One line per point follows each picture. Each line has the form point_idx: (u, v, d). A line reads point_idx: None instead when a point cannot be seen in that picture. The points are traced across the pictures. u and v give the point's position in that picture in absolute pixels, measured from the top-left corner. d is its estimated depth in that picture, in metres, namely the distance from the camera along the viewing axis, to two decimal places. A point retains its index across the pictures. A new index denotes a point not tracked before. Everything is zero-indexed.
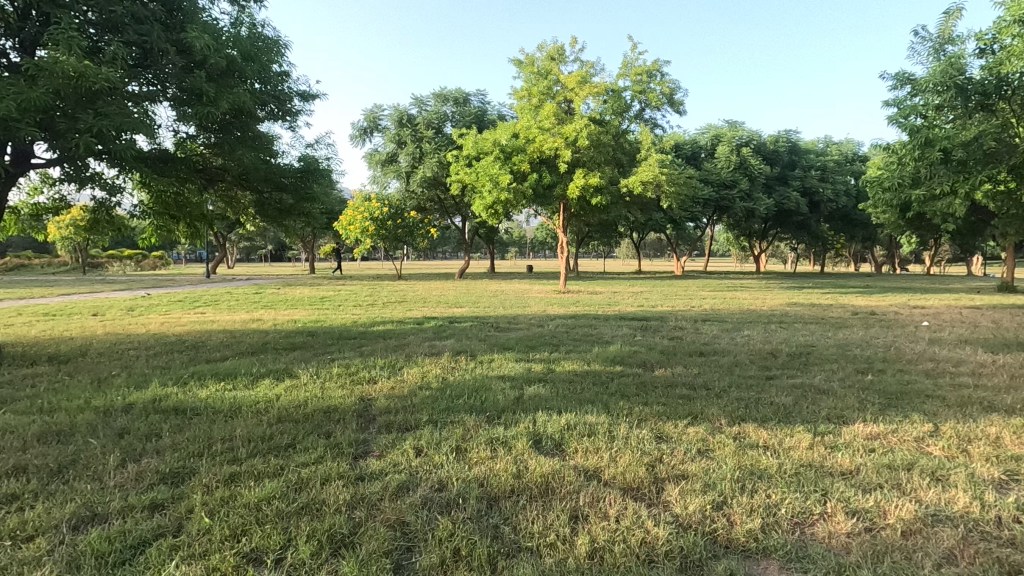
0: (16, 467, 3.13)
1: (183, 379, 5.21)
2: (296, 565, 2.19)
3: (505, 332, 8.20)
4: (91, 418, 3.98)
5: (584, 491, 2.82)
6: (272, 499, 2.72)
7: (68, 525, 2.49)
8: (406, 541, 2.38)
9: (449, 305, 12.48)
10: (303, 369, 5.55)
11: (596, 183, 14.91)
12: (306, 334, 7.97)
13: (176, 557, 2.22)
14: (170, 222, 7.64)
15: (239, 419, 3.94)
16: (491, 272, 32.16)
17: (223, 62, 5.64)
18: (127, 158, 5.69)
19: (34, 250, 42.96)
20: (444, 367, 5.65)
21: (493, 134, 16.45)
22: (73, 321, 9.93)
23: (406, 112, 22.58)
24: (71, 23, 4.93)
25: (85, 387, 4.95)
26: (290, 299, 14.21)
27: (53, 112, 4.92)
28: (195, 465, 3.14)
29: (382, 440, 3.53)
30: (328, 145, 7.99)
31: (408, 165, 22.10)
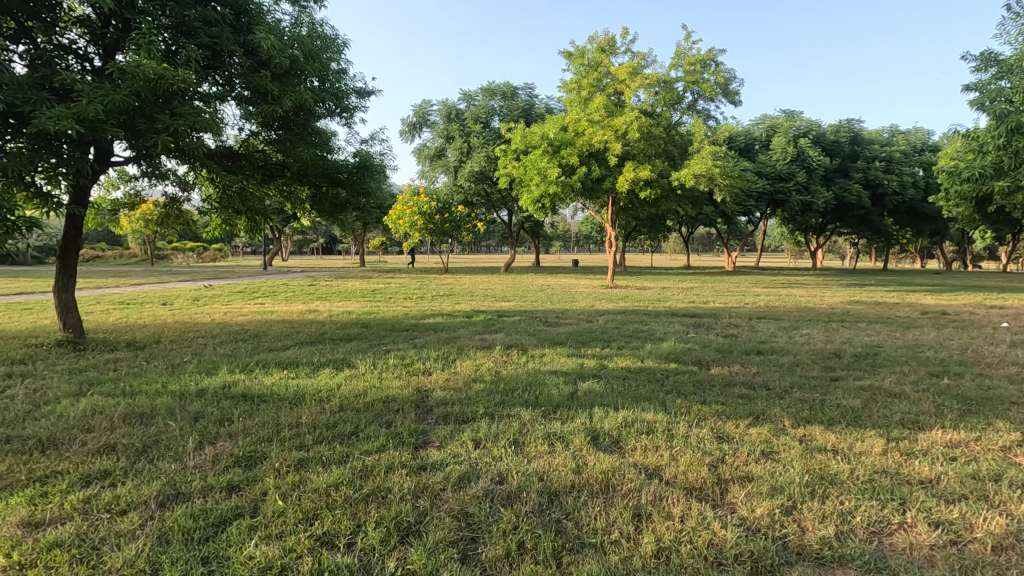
0: (106, 445, 3.36)
1: (249, 367, 5.46)
2: (367, 550, 2.27)
3: (554, 327, 8.16)
4: (169, 401, 4.22)
5: (646, 489, 2.78)
6: (340, 485, 2.81)
7: (156, 501, 2.65)
8: (470, 531, 2.41)
9: (497, 298, 12.55)
10: (360, 360, 5.71)
11: (646, 176, 14.64)
12: (361, 326, 8.20)
13: (254, 537, 2.33)
14: (234, 216, 7.98)
15: (303, 407, 4.09)
16: (536, 266, 32.15)
17: (287, 62, 5.84)
18: (198, 156, 5.99)
19: (109, 242, 46.05)
20: (496, 360, 5.69)
21: (542, 127, 16.37)
22: (146, 310, 10.57)
23: (455, 107, 22.86)
24: (150, 28, 5.19)
25: (161, 372, 5.25)
26: (342, 291, 14.61)
27: (134, 113, 5.22)
28: (266, 449, 3.28)
29: (441, 431, 3.59)
30: (383, 141, 8.14)
31: (456, 159, 22.30)
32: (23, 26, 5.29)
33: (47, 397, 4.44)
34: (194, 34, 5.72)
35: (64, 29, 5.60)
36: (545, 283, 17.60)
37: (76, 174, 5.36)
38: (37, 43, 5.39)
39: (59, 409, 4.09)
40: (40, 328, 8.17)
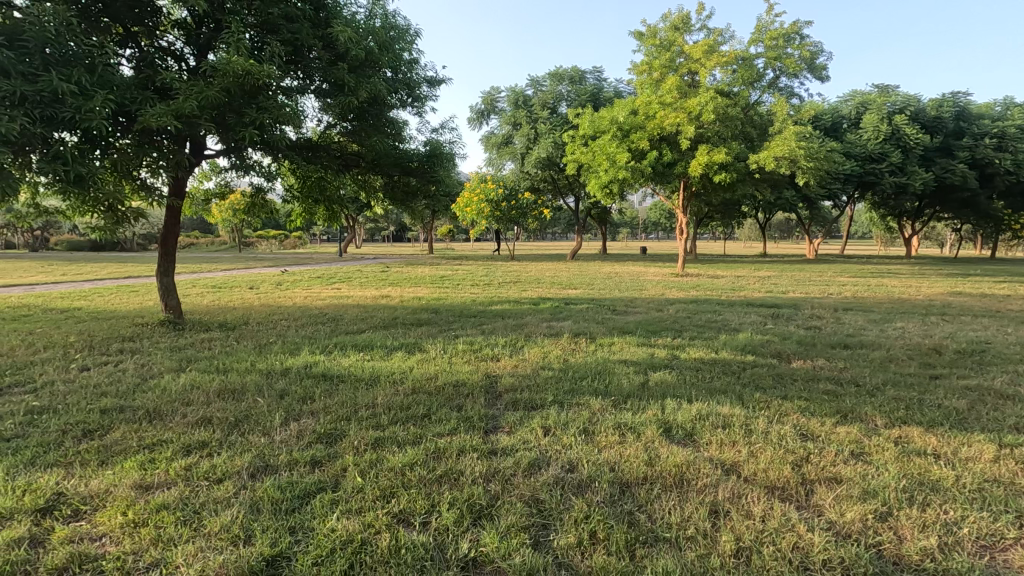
0: (203, 418, 3.64)
1: (328, 348, 5.73)
2: (441, 529, 2.32)
3: (623, 315, 7.99)
4: (257, 379, 4.52)
5: (723, 485, 2.67)
6: (414, 465, 2.89)
7: (248, 473, 2.84)
8: (541, 518, 2.41)
9: (563, 286, 12.48)
10: (431, 345, 5.84)
11: (721, 159, 13.98)
12: (431, 311, 8.40)
13: (337, 511, 2.44)
14: (313, 205, 8.37)
15: (378, 388, 4.25)
16: (603, 253, 31.65)
17: (363, 53, 6.01)
18: (280, 147, 6.32)
19: (202, 230, 49.75)
20: (564, 348, 5.65)
21: (611, 111, 15.97)
22: (235, 294, 11.36)
23: (522, 93, 22.77)
24: (238, 27, 5.48)
25: (250, 351, 5.63)
26: (413, 277, 15.01)
27: (225, 108, 5.57)
28: (345, 427, 3.43)
29: (510, 416, 3.62)
30: (452, 130, 8.24)
31: (523, 145, 22.21)
32: (128, 30, 5.73)
33: (153, 371, 4.88)
34: (277, 31, 6.00)
35: (162, 32, 6.02)
36: (611, 271, 17.30)
37: (175, 167, 5.79)
38: (140, 46, 5.83)
39: (163, 382, 4.48)
40: (146, 309, 8.98)
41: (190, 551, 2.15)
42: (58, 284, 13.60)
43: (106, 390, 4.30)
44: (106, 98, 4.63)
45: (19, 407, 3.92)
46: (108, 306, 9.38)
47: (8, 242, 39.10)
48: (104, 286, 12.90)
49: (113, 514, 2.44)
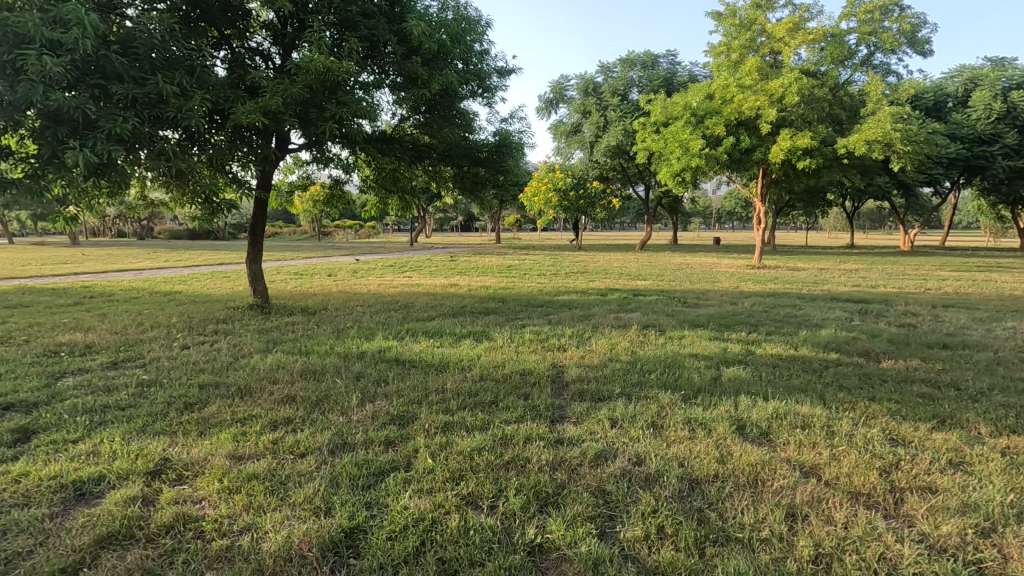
0: (288, 395, 3.90)
1: (400, 334, 5.96)
2: (508, 514, 2.37)
3: (694, 308, 7.73)
4: (336, 361, 4.77)
5: (801, 488, 2.55)
6: (482, 450, 2.96)
7: (328, 449, 3.02)
8: (608, 509, 2.40)
9: (632, 277, 12.23)
10: (498, 333, 5.92)
11: (806, 145, 13.14)
12: (498, 300, 8.50)
13: (408, 490, 2.55)
14: (386, 195, 8.68)
15: (448, 373, 4.38)
16: (673, 243, 30.67)
17: (436, 46, 6.13)
18: (357, 140, 6.58)
19: (284, 220, 52.76)
20: (632, 340, 5.55)
21: (684, 96, 15.38)
22: (315, 281, 12.00)
23: (592, 80, 22.33)
24: (320, 25, 5.74)
25: (329, 335, 5.95)
26: (480, 267, 15.24)
27: (307, 104, 5.86)
28: (416, 411, 3.56)
29: (577, 407, 3.62)
30: (521, 119, 8.25)
31: (593, 134, 21.82)
32: (223, 33, 6.15)
33: (244, 351, 5.29)
34: (355, 28, 6.24)
35: (252, 33, 6.41)
36: (682, 262, 16.77)
37: (262, 161, 6.18)
38: (232, 48, 6.23)
39: (252, 362, 4.83)
40: (237, 294, 9.68)
41: (277, 518, 2.32)
42: (162, 270, 14.91)
43: (204, 367, 4.70)
44: (203, 98, 5.00)
45: (132, 380, 4.36)
46: (204, 290, 10.20)
47: (121, 232, 43.29)
48: (201, 272, 14.02)
49: (210, 480, 2.67)
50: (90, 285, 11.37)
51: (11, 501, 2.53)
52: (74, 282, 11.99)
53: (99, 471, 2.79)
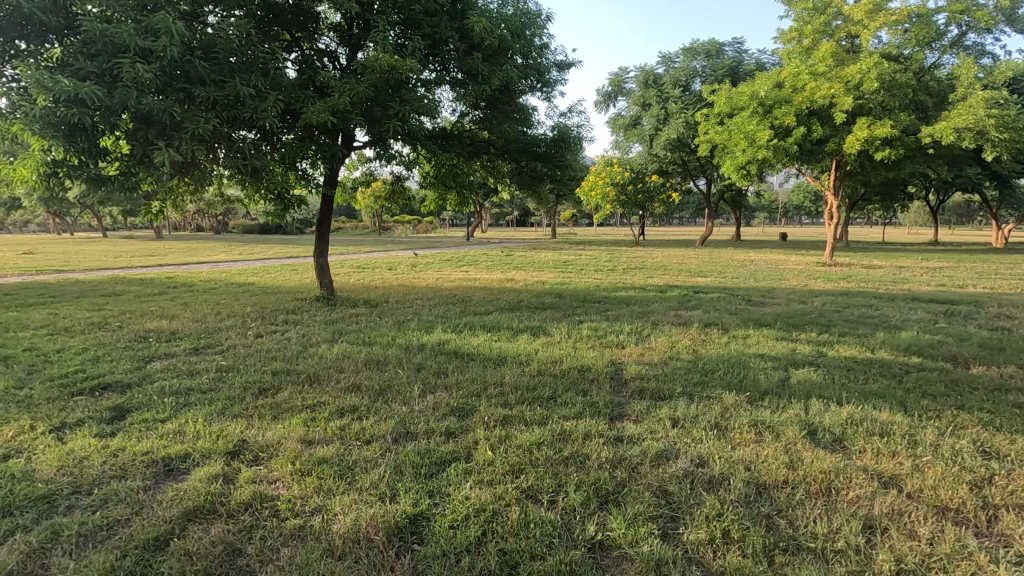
0: (354, 384, 4.07)
1: (459, 327, 6.07)
2: (568, 509, 2.37)
3: (759, 306, 7.43)
4: (398, 353, 4.92)
5: (879, 499, 2.40)
6: (541, 445, 2.97)
7: (391, 436, 3.12)
8: (670, 510, 2.35)
9: (692, 273, 11.88)
10: (555, 328, 5.91)
11: (885, 134, 12.31)
12: (554, 295, 8.49)
13: (469, 480, 2.59)
14: (445, 191, 8.85)
15: (506, 367, 4.43)
16: (736, 239, 29.52)
17: (496, 42, 6.18)
18: (419, 137, 6.72)
19: (346, 215, 54.68)
20: (693, 339, 5.39)
21: (751, 85, 14.73)
22: (376, 274, 12.39)
23: (653, 72, 21.68)
24: (385, 25, 5.90)
25: (391, 327, 6.14)
26: (536, 262, 15.25)
27: (372, 102, 6.04)
28: (475, 403, 3.62)
29: (637, 405, 3.56)
30: (580, 113, 8.18)
31: (653, 127, 21.23)
32: (294, 36, 6.43)
33: (312, 340, 5.54)
34: (418, 26, 6.36)
35: (320, 35, 6.66)
36: (746, 259, 16.13)
37: (329, 158, 6.43)
38: (303, 49, 6.50)
39: (320, 351, 5.05)
40: (305, 286, 10.14)
41: (346, 502, 2.42)
42: (236, 263, 15.80)
43: (276, 355, 4.96)
44: (277, 99, 5.25)
45: (212, 365, 4.66)
46: (275, 282, 10.75)
47: (199, 226, 46.31)
48: (271, 265, 14.76)
49: (284, 462, 2.82)
50: (174, 276, 12.22)
51: (111, 472, 2.77)
52: (160, 273, 12.94)
53: (185, 449, 3.00)
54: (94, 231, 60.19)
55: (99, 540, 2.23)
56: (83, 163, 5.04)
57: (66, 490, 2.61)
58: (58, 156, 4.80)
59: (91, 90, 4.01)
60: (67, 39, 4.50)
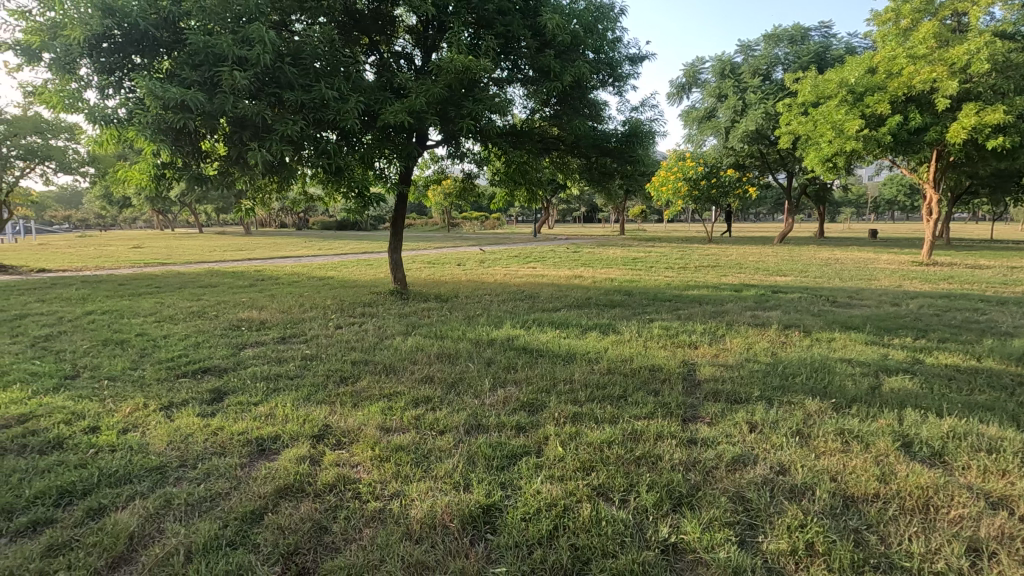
0: (427, 375, 4.20)
1: (527, 323, 6.11)
2: (640, 509, 2.35)
3: (846, 308, 6.98)
4: (468, 347, 5.03)
5: (986, 520, 2.21)
6: (612, 443, 2.96)
7: (464, 428, 3.21)
8: (748, 517, 2.27)
9: (771, 272, 11.31)
10: (625, 327, 5.83)
11: (996, 120, 11.17)
12: (623, 293, 8.36)
13: (541, 475, 2.62)
14: (514, 187, 8.91)
15: (575, 364, 4.42)
16: (819, 236, 27.72)
17: (569, 38, 6.16)
18: (490, 134, 6.82)
19: (417, 211, 56.28)
20: (772, 341, 5.15)
21: (840, 71, 13.78)
22: (446, 269, 12.70)
23: (730, 61, 20.73)
24: (459, 25, 6.02)
25: (461, 321, 6.29)
26: (605, 259, 15.05)
27: (446, 103, 6.19)
28: (545, 399, 3.64)
29: (711, 408, 3.45)
30: (653, 106, 8.00)
31: (729, 119, 20.17)
32: (373, 39, 6.70)
33: (387, 332, 5.77)
34: (491, 25, 6.44)
35: (397, 37, 6.90)
36: (830, 257, 15.15)
37: (404, 157, 6.65)
38: (380, 53, 6.76)
39: (395, 343, 5.24)
40: (379, 280, 10.57)
41: (422, 489, 2.52)
42: (315, 258, 16.67)
43: (354, 345, 5.21)
44: (358, 100, 5.49)
45: (297, 353, 4.97)
46: (351, 276, 11.24)
47: (284, 223, 49.40)
48: (348, 260, 15.43)
49: (364, 447, 2.97)
50: (261, 269, 13.08)
51: (212, 449, 3.03)
52: (249, 267, 13.88)
53: (276, 431, 3.23)
54: (191, 227, 65.44)
55: (203, 510, 2.45)
56: (187, 164, 5.51)
57: (174, 463, 2.88)
58: (167, 158, 5.27)
59: (195, 97, 4.37)
60: (175, 51, 4.94)
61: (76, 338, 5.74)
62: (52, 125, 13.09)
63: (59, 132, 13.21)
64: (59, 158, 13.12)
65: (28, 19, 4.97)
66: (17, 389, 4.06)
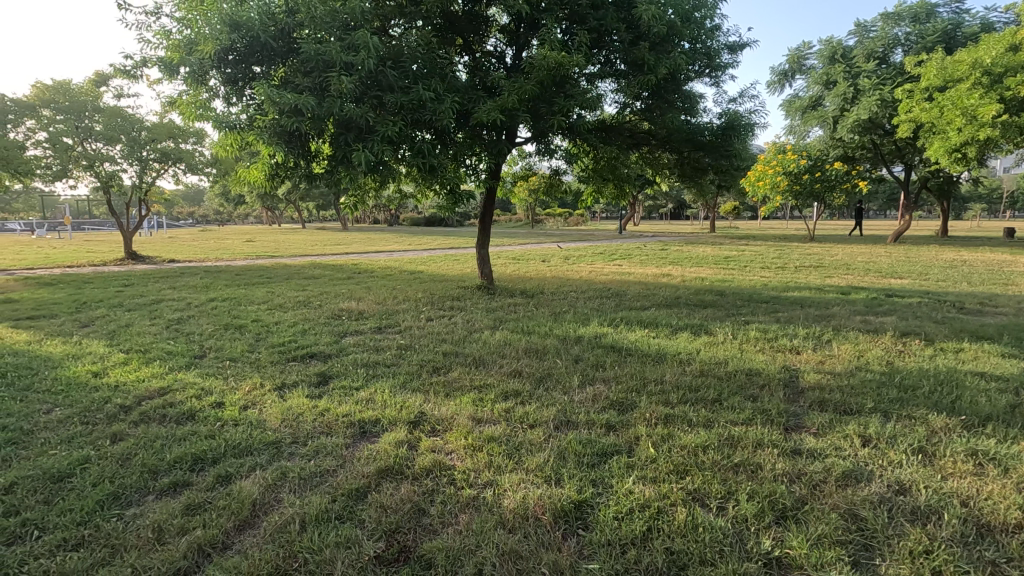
0: (515, 369, 4.27)
1: (615, 321, 6.04)
2: (740, 519, 2.24)
3: (977, 316, 6.24)
4: (556, 343, 5.04)
5: None
6: (707, 448, 2.85)
7: (553, 424, 3.23)
8: (863, 538, 2.11)
9: (884, 274, 10.35)
10: (718, 328, 5.59)
11: None
12: (716, 293, 8.00)
13: (632, 475, 2.58)
14: (602, 183, 8.80)
15: (666, 365, 4.31)
16: (942, 234, 24.93)
17: (665, 28, 5.97)
18: (580, 130, 6.78)
19: (502, 207, 57.18)
20: (887, 349, 4.72)
21: (974, 50, 12.41)
22: (531, 266, 12.79)
23: (841, 44, 18.90)
24: (552, 22, 6.02)
25: (548, 317, 6.31)
26: (694, 257, 14.48)
27: (538, 100, 6.22)
28: (635, 399, 3.58)
29: (817, 417, 3.23)
30: (753, 97, 7.58)
31: (837, 108, 18.28)
32: (467, 41, 6.87)
33: (476, 326, 5.94)
34: (583, 20, 6.39)
35: (489, 36, 7.03)
36: (955, 258, 13.60)
37: (494, 154, 6.78)
38: (473, 53, 6.93)
39: (484, 337, 5.37)
40: (467, 275, 10.83)
41: (514, 480, 2.58)
42: (406, 253, 17.34)
43: (446, 338, 5.39)
44: (453, 100, 5.64)
45: (393, 343, 5.24)
46: (440, 271, 11.63)
47: (376, 219, 52.11)
48: (436, 255, 15.94)
49: (458, 436, 3.08)
50: (357, 263, 13.85)
51: (320, 429, 3.26)
52: (346, 260, 14.71)
53: (376, 415, 3.43)
54: (295, 222, 70.83)
55: (315, 484, 2.65)
56: (298, 164, 5.95)
57: (287, 439, 3.13)
58: (281, 159, 5.73)
59: (307, 102, 4.71)
60: (289, 60, 5.35)
61: (202, 322, 6.39)
62: (182, 130, 14.59)
63: (188, 137, 14.70)
64: (188, 160, 14.63)
65: (169, 37, 5.58)
66: (156, 365, 4.58)
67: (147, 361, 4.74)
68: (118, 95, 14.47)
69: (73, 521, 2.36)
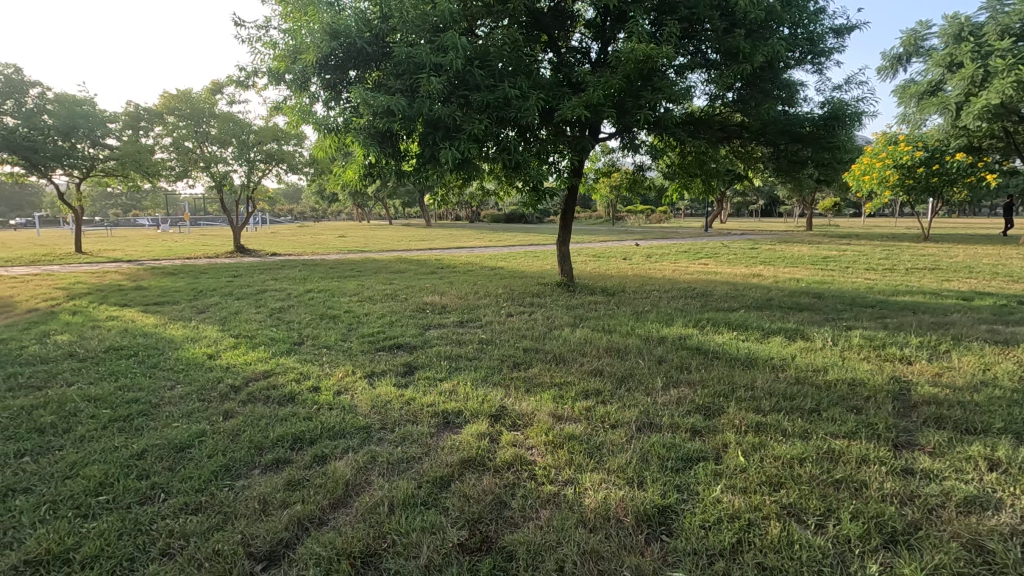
0: (596, 368, 4.23)
1: (701, 322, 5.80)
2: (842, 539, 2.09)
3: None
4: (638, 343, 4.92)
5: None
6: (804, 461, 2.67)
7: (635, 425, 3.16)
8: (990, 572, 1.89)
9: (1019, 279, 9.15)
10: (816, 333, 5.21)
11: None
12: (814, 295, 7.47)
13: (720, 483, 2.47)
14: (690, 179, 8.46)
15: (757, 370, 4.08)
16: None
17: (763, 14, 5.63)
18: (667, 125, 6.57)
19: (582, 203, 56.63)
20: (1020, 363, 4.18)
21: None
22: (612, 263, 12.55)
23: (970, 21, 16.91)
24: (640, 13, 5.86)
25: (629, 316, 6.18)
26: (788, 257, 13.62)
27: (624, 94, 6.09)
28: (723, 404, 3.43)
29: (933, 435, 2.93)
30: (862, 84, 6.97)
31: (962, 93, 16.31)
32: (552, 36, 6.86)
33: (556, 323, 5.93)
34: (673, 10, 6.17)
35: (574, 32, 6.97)
36: None
37: (578, 150, 6.71)
38: (558, 50, 6.91)
39: (564, 334, 5.34)
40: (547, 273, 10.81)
41: (595, 479, 2.55)
42: (486, 249, 17.59)
43: (526, 333, 5.43)
44: (538, 97, 5.65)
45: (475, 337, 5.35)
46: (520, 267, 11.71)
47: (458, 216, 53.48)
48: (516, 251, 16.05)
49: (538, 432, 3.09)
50: (440, 258, 14.26)
51: (407, 417, 3.40)
52: (429, 256, 15.15)
53: (459, 406, 3.52)
54: (382, 218, 74.23)
55: (402, 469, 2.77)
56: (389, 163, 6.23)
57: (376, 425, 3.30)
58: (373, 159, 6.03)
59: (398, 103, 4.91)
60: (382, 64, 5.60)
61: (301, 311, 6.86)
62: (284, 133, 15.71)
63: (289, 138, 15.81)
64: (289, 161, 15.74)
65: (276, 47, 6.03)
66: (262, 350, 4.98)
67: (253, 346, 5.17)
68: (230, 102, 15.82)
69: (192, 488, 2.62)
